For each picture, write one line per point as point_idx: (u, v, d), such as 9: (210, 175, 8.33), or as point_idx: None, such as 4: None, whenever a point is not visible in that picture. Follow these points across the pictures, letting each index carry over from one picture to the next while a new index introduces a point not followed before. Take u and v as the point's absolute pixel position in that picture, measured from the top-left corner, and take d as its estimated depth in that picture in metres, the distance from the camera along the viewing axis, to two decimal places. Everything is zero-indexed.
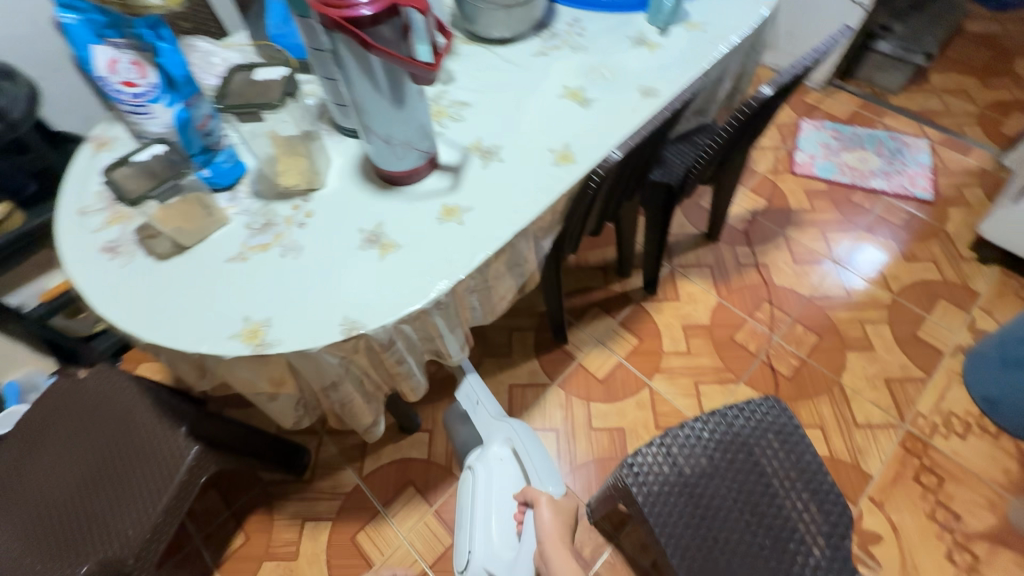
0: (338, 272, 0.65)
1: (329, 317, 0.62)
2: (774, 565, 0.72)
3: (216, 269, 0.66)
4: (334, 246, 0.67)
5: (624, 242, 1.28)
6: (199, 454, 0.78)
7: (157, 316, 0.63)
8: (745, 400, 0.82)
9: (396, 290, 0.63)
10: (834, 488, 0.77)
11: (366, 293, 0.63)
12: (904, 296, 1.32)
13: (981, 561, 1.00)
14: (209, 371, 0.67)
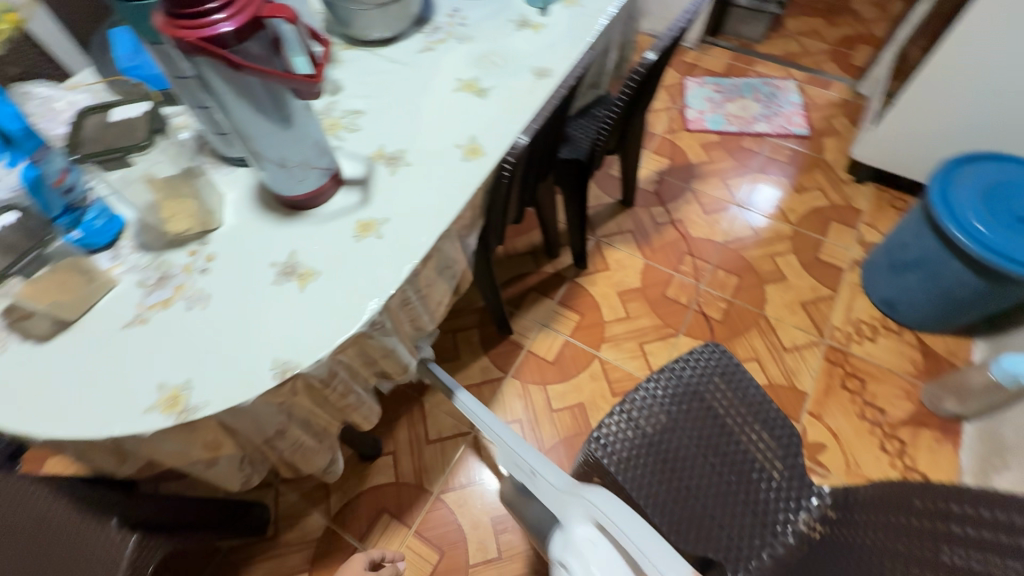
0: (257, 314, 0.60)
1: (257, 364, 0.57)
2: (741, 495, 0.78)
3: (112, 339, 0.58)
4: (247, 287, 0.62)
5: (547, 224, 1.29)
6: (140, 544, 0.68)
7: (52, 407, 0.54)
8: (688, 350, 0.85)
9: (326, 320, 0.59)
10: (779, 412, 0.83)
11: (293, 330, 0.59)
12: (803, 226, 1.44)
13: (908, 444, 1.13)
14: (131, 453, 0.59)
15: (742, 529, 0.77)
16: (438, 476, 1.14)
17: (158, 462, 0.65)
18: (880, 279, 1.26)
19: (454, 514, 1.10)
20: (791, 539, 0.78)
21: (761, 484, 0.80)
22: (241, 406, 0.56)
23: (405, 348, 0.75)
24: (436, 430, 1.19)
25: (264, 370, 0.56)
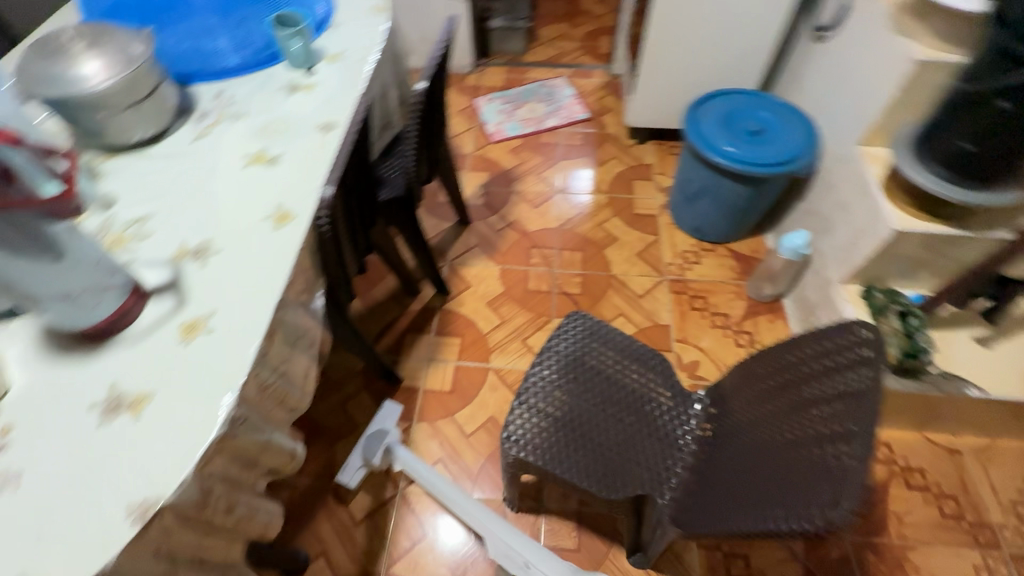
0: (90, 466, 0.52)
1: (108, 518, 0.49)
2: (646, 429, 0.86)
3: None
4: (66, 444, 0.53)
5: (397, 265, 1.31)
6: None
7: None
8: (556, 327, 0.94)
9: (177, 438, 0.54)
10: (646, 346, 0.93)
11: (141, 464, 0.52)
12: (614, 191, 1.64)
13: (754, 333, 1.34)
14: None
15: (658, 457, 0.84)
16: (380, 552, 1.07)
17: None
18: (685, 213, 1.48)
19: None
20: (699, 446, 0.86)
21: (658, 411, 0.88)
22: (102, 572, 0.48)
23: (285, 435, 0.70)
24: (361, 507, 1.11)
25: (117, 522, 0.49)
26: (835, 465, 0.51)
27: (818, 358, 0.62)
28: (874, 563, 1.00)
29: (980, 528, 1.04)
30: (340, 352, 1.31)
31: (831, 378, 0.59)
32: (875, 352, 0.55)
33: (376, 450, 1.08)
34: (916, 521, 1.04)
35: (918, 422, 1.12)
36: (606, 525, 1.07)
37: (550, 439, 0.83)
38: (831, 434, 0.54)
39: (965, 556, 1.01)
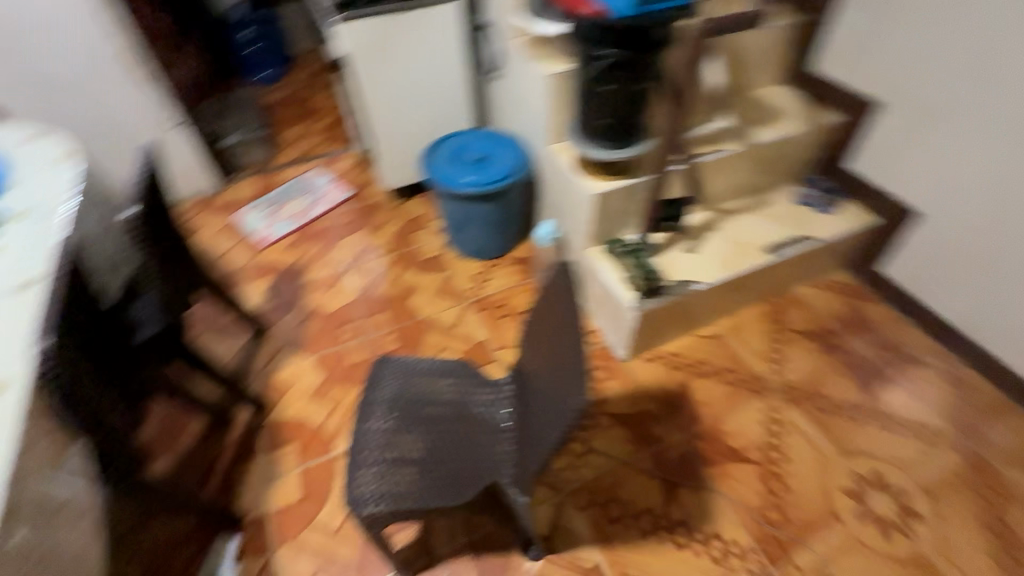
0: None
1: None
2: (476, 427, 0.94)
3: None
4: None
5: (194, 400, 1.21)
6: None
7: None
8: (369, 381, 1.00)
9: None
10: (452, 360, 1.04)
11: None
12: (398, 247, 1.75)
13: None
14: None
15: (494, 444, 0.92)
16: None
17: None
18: (463, 242, 1.64)
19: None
20: None
21: (481, 407, 0.97)
22: None
23: None
24: None
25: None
26: (580, 360, 0.66)
27: (550, 300, 0.80)
28: (701, 447, 1.21)
29: (753, 381, 1.33)
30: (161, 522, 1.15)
31: (561, 303, 0.76)
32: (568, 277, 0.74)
33: None
34: (713, 401, 1.30)
35: (685, 326, 1.40)
36: (499, 540, 1.09)
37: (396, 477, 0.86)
38: (574, 340, 0.70)
39: (753, 407, 1.28)
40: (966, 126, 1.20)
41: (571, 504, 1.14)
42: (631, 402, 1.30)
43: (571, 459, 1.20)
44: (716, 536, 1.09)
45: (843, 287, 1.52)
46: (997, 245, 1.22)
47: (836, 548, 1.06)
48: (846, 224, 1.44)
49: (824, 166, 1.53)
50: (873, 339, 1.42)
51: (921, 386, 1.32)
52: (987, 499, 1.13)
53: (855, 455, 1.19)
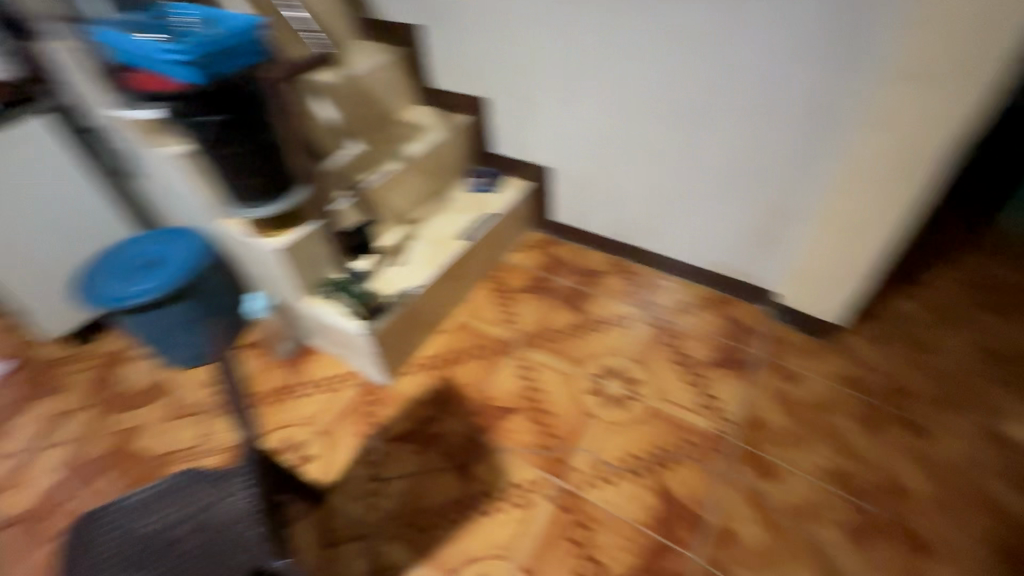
0: None
1: None
2: (202, 528, 0.86)
3: None
4: None
5: None
6: None
7: None
8: (65, 552, 0.86)
9: None
10: (167, 480, 0.96)
11: None
12: (100, 396, 1.46)
13: (308, 377, 1.47)
14: None
15: (222, 535, 0.84)
16: None
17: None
18: (175, 356, 1.47)
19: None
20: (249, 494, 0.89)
21: (206, 506, 0.89)
22: None
23: None
24: None
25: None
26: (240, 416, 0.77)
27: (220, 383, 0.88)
28: (477, 420, 1.33)
29: (500, 345, 1.52)
30: None
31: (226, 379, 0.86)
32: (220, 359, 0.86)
33: None
34: (475, 377, 1.43)
35: (427, 328, 1.52)
36: None
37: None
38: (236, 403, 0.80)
39: (506, 365, 1.46)
40: (660, 25, 1.25)
41: (384, 539, 1.12)
42: (407, 417, 1.35)
43: (369, 499, 1.19)
44: (513, 485, 1.18)
45: (537, 243, 1.86)
46: (597, 174, 1.61)
47: (597, 437, 1.26)
48: (510, 194, 1.76)
49: (480, 157, 1.85)
50: (571, 271, 1.75)
51: (611, 288, 1.67)
52: (670, 344, 1.48)
53: (587, 361, 1.45)
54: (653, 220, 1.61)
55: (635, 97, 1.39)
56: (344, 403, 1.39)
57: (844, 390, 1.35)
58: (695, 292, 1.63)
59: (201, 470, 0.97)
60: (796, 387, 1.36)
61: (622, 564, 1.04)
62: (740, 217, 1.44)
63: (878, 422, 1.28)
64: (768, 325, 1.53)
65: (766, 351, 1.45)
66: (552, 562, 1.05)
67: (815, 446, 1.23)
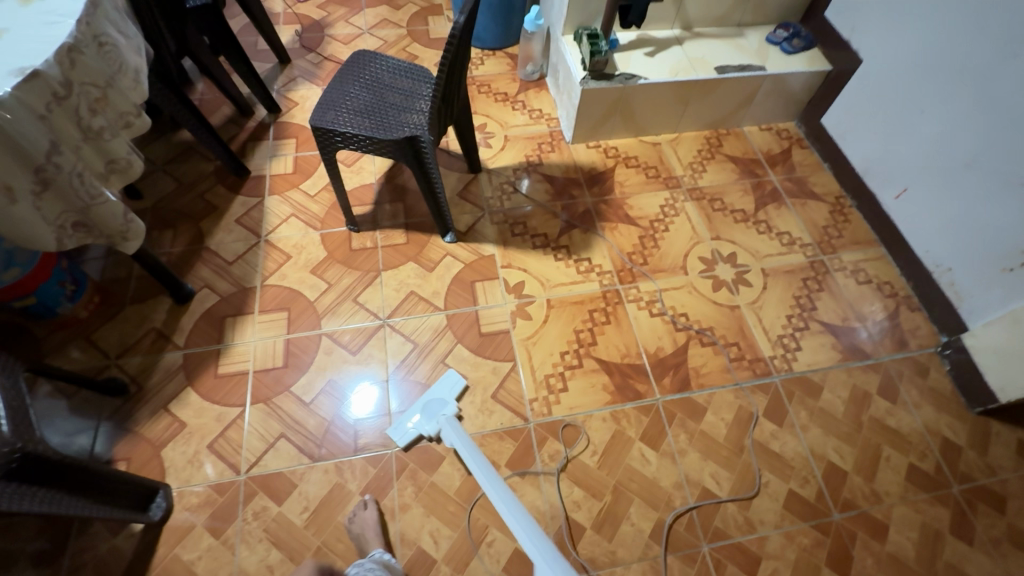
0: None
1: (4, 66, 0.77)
2: (398, 117, 1.21)
3: None
4: None
5: (224, 82, 1.53)
6: (81, 237, 0.97)
7: None
8: (353, 125, 1.17)
9: (37, 34, 0.81)
10: (405, 110, 1.23)
11: (23, 48, 0.79)
12: (413, 24, 1.92)
13: (527, 101, 1.75)
14: None
15: (399, 119, 1.20)
16: (256, 274, 1.36)
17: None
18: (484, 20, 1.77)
19: (282, 283, 1.35)
20: (421, 119, 1.21)
21: (410, 116, 1.21)
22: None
23: (122, 108, 0.95)
24: (232, 253, 1.38)
25: (5, 78, 0.76)
26: (421, 83, 1.30)
27: (422, 83, 1.29)
28: (605, 209, 1.52)
29: (668, 179, 1.59)
30: (188, 164, 1.53)
31: (420, 81, 1.31)
32: (425, 77, 1.31)
33: (220, 199, 1.47)
34: (631, 183, 1.57)
35: (629, 126, 1.63)
36: (426, 226, 1.46)
37: (344, 103, 1.22)
38: (419, 83, 1.30)
39: (659, 195, 1.56)
40: None
41: (488, 220, 1.48)
42: (563, 170, 1.59)
43: (504, 194, 1.53)
44: (587, 260, 1.42)
45: (785, 134, 1.72)
46: (901, 94, 1.36)
47: (673, 286, 1.39)
48: (803, 65, 1.58)
49: (809, 13, 1.64)
50: (790, 172, 1.63)
51: (809, 214, 1.55)
52: (808, 287, 1.41)
53: (723, 241, 1.48)
54: (915, 173, 1.36)
55: (1012, 25, 1.09)
56: (533, 132, 1.67)
57: (929, 444, 1.21)
58: (884, 274, 1.44)
59: (421, 112, 1.23)
60: (883, 402, 1.25)
61: (609, 353, 1.28)
62: (1011, 229, 1.15)
63: (926, 484, 1.16)
64: (922, 349, 1.33)
65: (892, 363, 1.31)
66: (571, 313, 1.33)
67: (839, 442, 1.20)
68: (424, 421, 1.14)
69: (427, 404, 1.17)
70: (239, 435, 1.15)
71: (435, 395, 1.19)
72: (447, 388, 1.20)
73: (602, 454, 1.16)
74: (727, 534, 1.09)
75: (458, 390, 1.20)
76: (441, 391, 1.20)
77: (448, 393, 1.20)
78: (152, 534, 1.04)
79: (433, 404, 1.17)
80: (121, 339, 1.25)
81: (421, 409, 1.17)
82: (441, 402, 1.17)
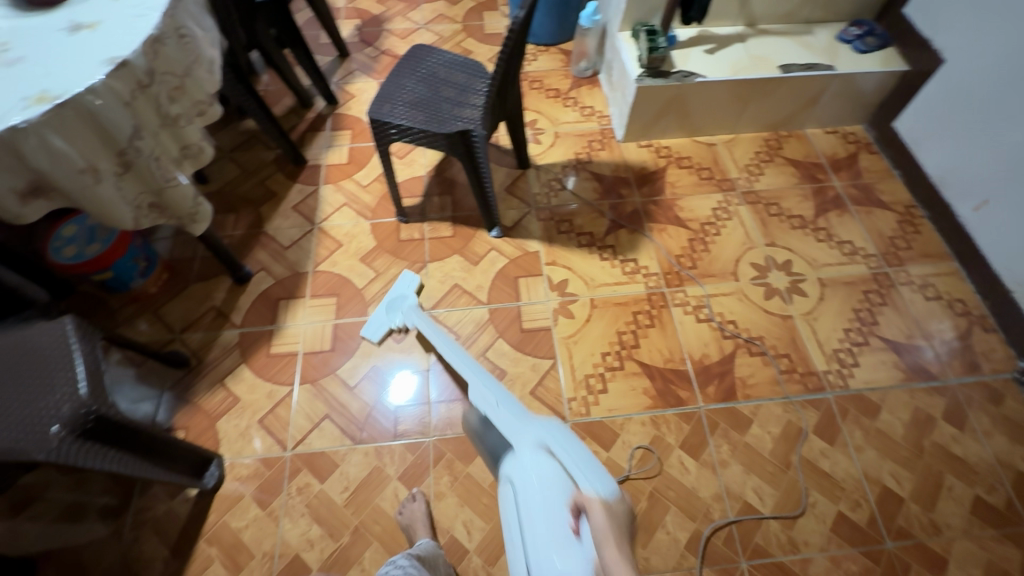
0: (90, 29, 0.87)
1: (98, 57, 0.83)
2: (451, 110, 1.22)
3: (31, 34, 0.87)
4: (83, 17, 0.89)
5: (287, 74, 1.59)
6: (156, 217, 1.04)
7: (24, 58, 0.83)
8: (407, 116, 1.20)
9: (128, 27, 0.87)
10: (458, 103, 1.24)
11: (114, 41, 0.85)
12: (469, 19, 1.93)
13: (580, 98, 1.73)
14: (38, 174, 0.82)
15: (452, 112, 1.22)
16: (309, 259, 1.41)
17: (42, 185, 0.85)
18: (540, 15, 1.76)
19: (333, 269, 1.39)
20: (473, 112, 1.22)
21: (462, 109, 1.22)
22: (90, 109, 0.81)
23: (196, 96, 1.01)
24: (288, 239, 1.44)
25: (98, 67, 0.81)
26: (475, 77, 1.31)
27: (476, 77, 1.30)
28: (653, 209, 1.48)
29: (722, 181, 1.54)
30: (251, 152, 1.61)
31: (474, 75, 1.32)
32: (479, 71, 1.32)
33: (279, 186, 1.54)
34: (683, 183, 1.53)
35: (683, 125, 1.59)
36: (472, 220, 1.47)
37: (399, 95, 1.25)
38: (473, 76, 1.31)
39: (711, 197, 1.51)
40: None
41: (534, 216, 1.48)
42: (612, 169, 1.57)
43: (551, 191, 1.52)
44: (633, 261, 1.40)
45: (852, 137, 1.63)
46: (987, 96, 1.25)
47: (722, 292, 1.35)
48: (877, 65, 1.48)
49: (886, 10, 1.54)
50: (855, 179, 1.54)
51: (875, 223, 1.46)
52: (869, 300, 1.34)
53: (777, 247, 1.42)
54: (999, 183, 1.25)
55: None
56: (584, 129, 1.65)
57: (999, 477, 1.12)
58: (956, 291, 1.35)
59: (473, 105, 1.23)
60: (949, 428, 1.17)
61: (651, 357, 1.26)
62: None
63: (994, 519, 1.08)
64: (997, 375, 1.24)
65: (961, 388, 1.22)
66: (613, 314, 1.32)
67: (896, 466, 1.13)
68: (390, 314, 1.30)
69: (389, 301, 1.31)
70: (286, 413, 1.20)
71: (396, 291, 1.33)
72: (405, 285, 1.33)
73: (639, 458, 1.14)
74: (767, 551, 1.05)
75: (416, 286, 1.33)
76: (402, 288, 1.34)
77: (408, 289, 1.33)
78: (204, 501, 1.11)
79: (397, 299, 1.32)
80: (185, 315, 1.32)
81: (386, 305, 1.31)
82: (403, 298, 1.31)
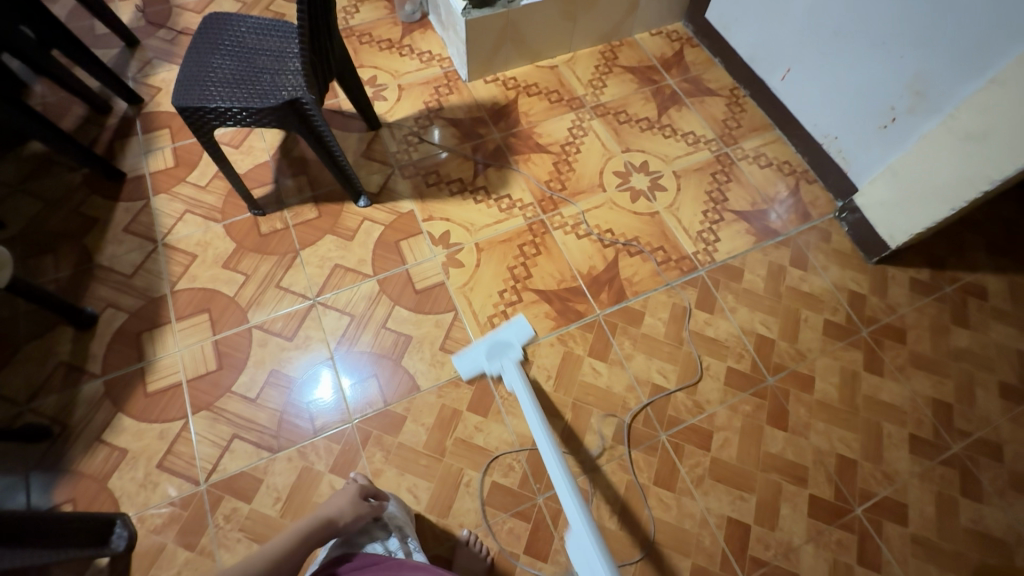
0: None
1: None
2: (271, 80, 1.11)
3: None
4: None
5: (64, 78, 1.34)
6: None
7: None
8: (224, 96, 1.07)
9: None
10: (279, 71, 1.12)
11: None
12: None
13: (415, 44, 1.66)
14: None
15: (274, 82, 1.10)
16: (163, 281, 1.26)
17: None
18: None
19: (195, 284, 1.26)
20: (297, 77, 1.11)
21: (285, 76, 1.11)
22: None
23: None
24: (129, 266, 1.27)
25: None
26: (291, 40, 1.19)
27: (294, 40, 1.19)
28: (514, 143, 1.50)
29: (571, 100, 1.58)
30: (50, 179, 1.36)
31: (289, 38, 1.19)
32: (295, 34, 1.20)
33: (99, 210, 1.33)
34: (536, 110, 1.55)
35: (522, 52, 1.59)
36: (335, 195, 1.39)
37: (209, 75, 1.11)
38: (289, 40, 1.19)
39: (565, 118, 1.55)
40: None
41: (399, 175, 1.43)
42: (465, 111, 1.54)
43: (410, 146, 1.47)
44: (507, 197, 1.41)
45: (675, 35, 1.73)
46: None
47: (593, 206, 1.42)
48: None
49: None
50: (685, 74, 1.66)
51: (708, 110, 1.60)
52: (717, 180, 1.48)
53: (633, 151, 1.51)
54: (794, 51, 1.42)
55: None
56: (427, 76, 1.59)
57: (839, 299, 1.34)
58: (780, 154, 1.54)
59: (297, 70, 1.13)
60: (797, 272, 1.36)
61: (546, 282, 1.31)
62: (883, 86, 1.23)
63: (841, 334, 1.30)
64: (824, 218, 1.45)
65: (800, 236, 1.42)
66: (501, 251, 1.34)
67: (764, 315, 1.31)
68: (492, 358, 1.19)
69: (495, 342, 1.21)
70: (188, 447, 1.10)
71: (504, 335, 1.23)
72: (514, 332, 1.23)
73: (557, 378, 1.21)
74: (680, 420, 1.19)
75: (525, 337, 1.23)
76: (510, 334, 1.23)
77: (516, 337, 1.23)
78: (122, 564, 1.01)
79: (502, 345, 1.21)
80: (27, 381, 1.14)
81: (489, 346, 1.20)
82: (508, 346, 1.21)
